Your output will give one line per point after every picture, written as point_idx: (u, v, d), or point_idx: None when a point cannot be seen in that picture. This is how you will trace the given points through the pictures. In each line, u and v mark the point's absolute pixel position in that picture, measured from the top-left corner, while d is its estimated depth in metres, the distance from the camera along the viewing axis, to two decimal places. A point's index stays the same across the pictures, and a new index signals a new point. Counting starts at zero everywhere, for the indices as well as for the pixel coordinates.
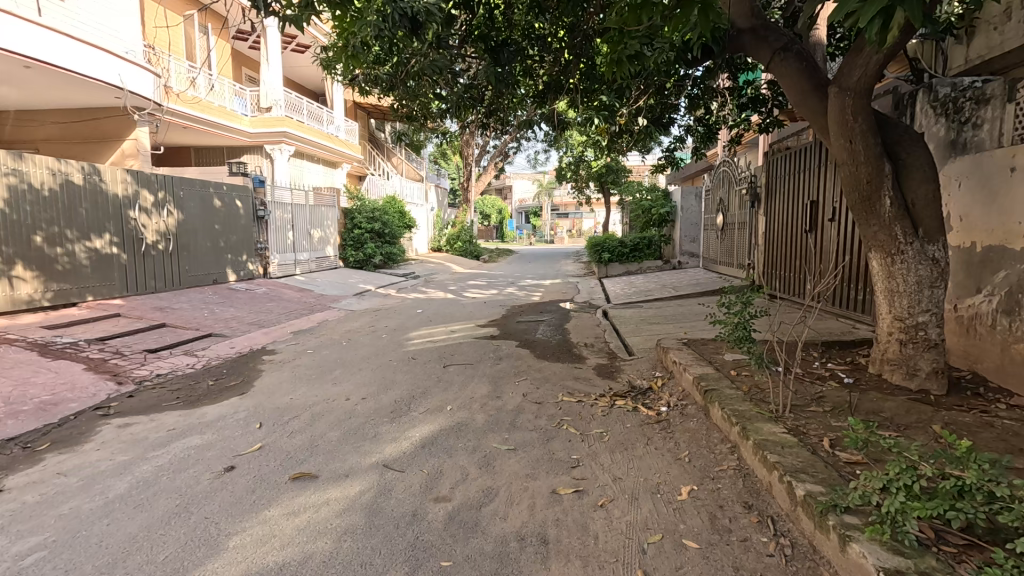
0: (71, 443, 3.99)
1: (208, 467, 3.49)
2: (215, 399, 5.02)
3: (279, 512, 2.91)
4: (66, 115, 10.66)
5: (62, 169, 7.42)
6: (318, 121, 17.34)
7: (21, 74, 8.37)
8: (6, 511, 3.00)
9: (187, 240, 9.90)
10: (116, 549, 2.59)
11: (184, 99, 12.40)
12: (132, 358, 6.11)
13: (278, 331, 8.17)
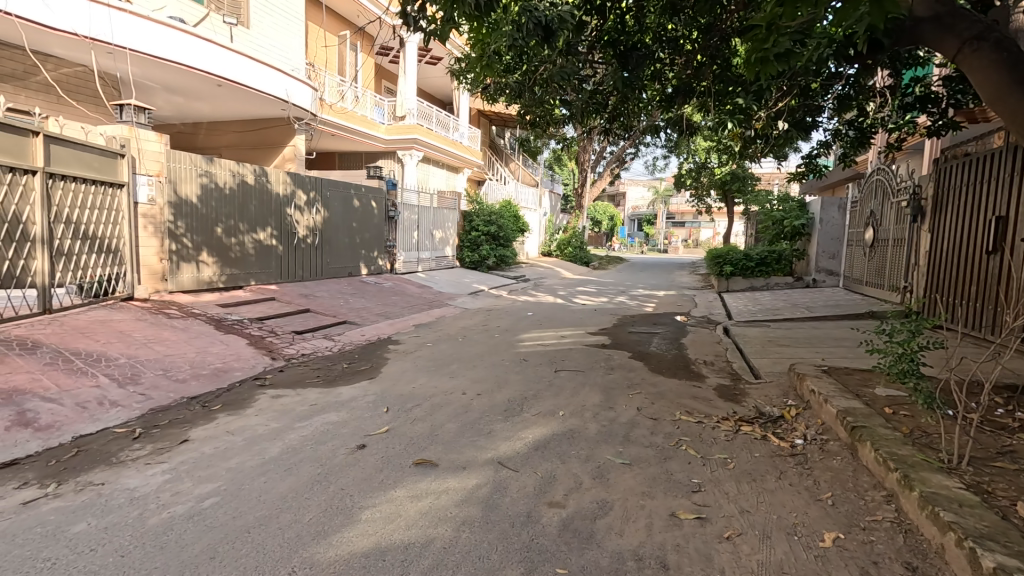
0: (237, 406, 4.64)
1: (344, 443, 3.85)
2: (348, 381, 5.52)
3: (404, 494, 3.11)
4: (243, 125, 12.47)
5: (239, 171, 8.66)
6: (444, 128, 18.43)
7: (214, 91, 9.93)
8: (191, 458, 3.56)
9: (329, 235, 11.05)
10: (271, 505, 2.94)
11: (334, 110, 13.86)
12: (283, 337, 6.95)
13: (401, 323, 8.78)
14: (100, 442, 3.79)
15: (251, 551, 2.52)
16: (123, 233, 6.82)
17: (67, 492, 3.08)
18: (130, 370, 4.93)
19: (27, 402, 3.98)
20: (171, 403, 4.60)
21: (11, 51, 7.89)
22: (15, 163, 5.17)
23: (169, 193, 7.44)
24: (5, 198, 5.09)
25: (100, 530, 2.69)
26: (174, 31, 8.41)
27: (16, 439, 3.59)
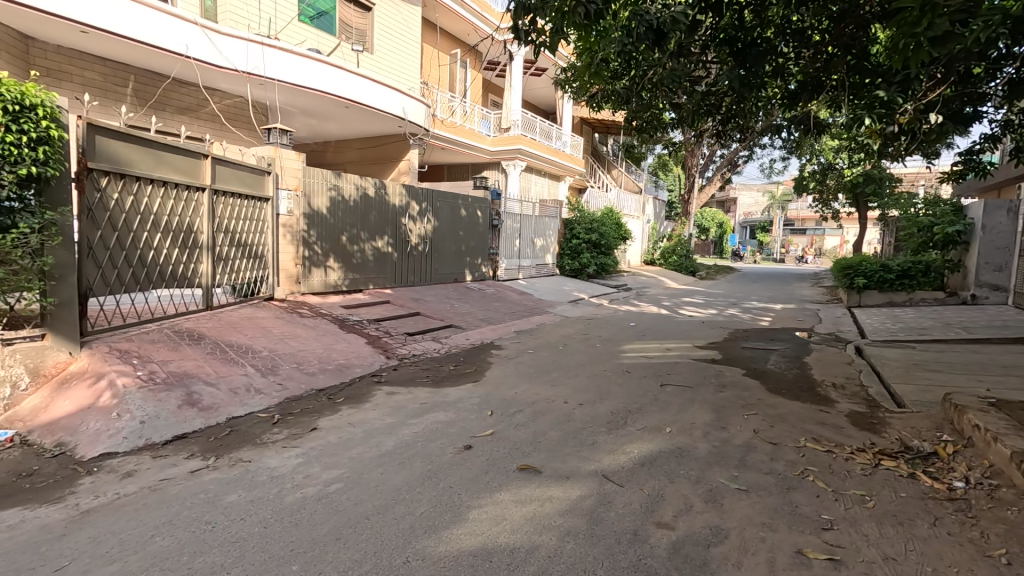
0: (357, 400, 5.04)
1: (452, 442, 4.00)
2: (455, 383, 5.75)
3: (509, 498, 3.16)
4: (365, 142, 13.61)
5: (362, 185, 9.44)
6: (547, 137, 18.65)
7: (342, 112, 10.95)
8: (320, 445, 3.94)
9: (438, 243, 11.65)
10: (388, 495, 3.15)
11: (445, 125, 14.64)
12: (397, 338, 7.44)
13: (503, 328, 8.99)
14: (247, 424, 4.33)
15: (371, 536, 2.72)
16: (266, 240, 7.77)
17: (223, 466, 3.55)
18: (270, 362, 5.57)
19: (194, 384, 4.66)
20: (303, 394, 5.12)
21: (189, 88, 9.39)
22: (191, 183, 6.00)
23: (304, 205, 8.33)
24: (183, 212, 5.97)
25: (248, 502, 3.06)
26: (312, 61, 9.42)
27: (185, 416, 4.22)
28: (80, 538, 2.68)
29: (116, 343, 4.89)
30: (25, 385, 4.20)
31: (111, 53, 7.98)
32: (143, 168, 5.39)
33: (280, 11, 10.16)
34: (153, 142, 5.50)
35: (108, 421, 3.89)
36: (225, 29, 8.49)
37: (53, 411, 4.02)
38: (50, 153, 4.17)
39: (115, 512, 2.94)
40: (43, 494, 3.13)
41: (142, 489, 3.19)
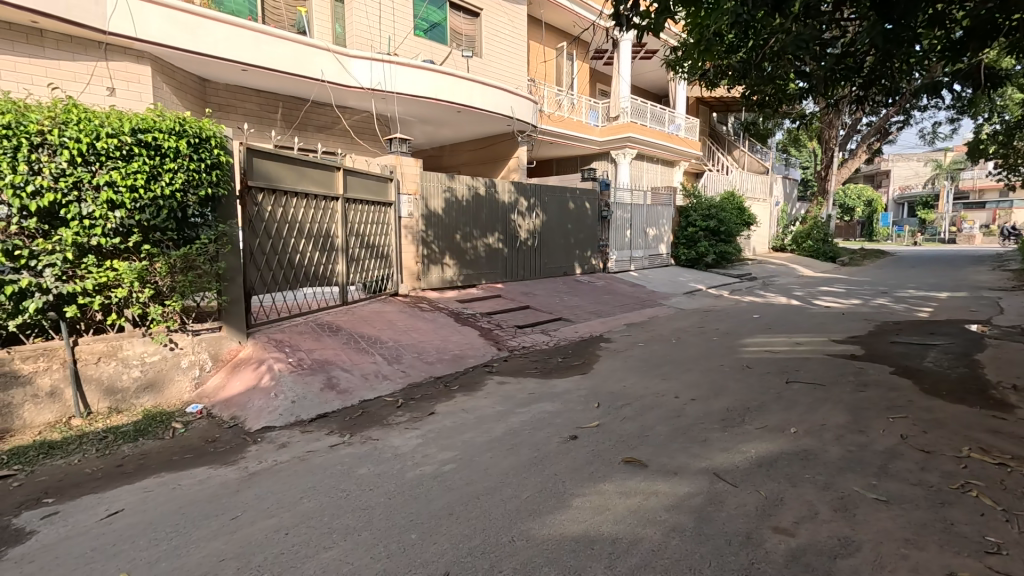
0: (470, 389, 5.35)
1: (558, 432, 4.09)
2: (563, 375, 5.82)
3: (614, 489, 3.16)
4: (477, 143, 14.13)
5: (473, 185, 9.90)
6: (659, 122, 17.84)
7: (454, 117, 11.55)
8: (436, 428, 4.27)
9: (547, 237, 11.78)
10: (496, 478, 3.33)
11: (553, 119, 14.70)
12: (507, 330, 7.71)
13: (613, 321, 8.85)
14: (376, 407, 4.83)
15: (480, 514, 2.90)
16: (390, 240, 8.51)
17: (355, 442, 4.01)
18: (395, 352, 6.12)
19: (333, 370, 5.31)
20: (423, 381, 5.56)
21: (325, 109, 10.56)
22: (327, 193, 6.76)
23: (422, 207, 8.96)
24: (321, 219, 6.76)
25: (375, 474, 3.45)
26: (427, 72, 10.06)
27: (326, 397, 4.83)
28: (248, 495, 3.23)
29: (273, 334, 5.74)
30: (209, 368, 5.11)
31: (264, 85, 9.30)
32: (289, 183, 6.23)
33: (398, 27, 10.97)
34: (297, 160, 6.33)
35: (268, 400, 4.61)
36: (353, 52, 9.42)
37: (229, 389, 4.86)
38: (220, 175, 5.04)
39: (273, 475, 3.50)
40: (222, 457, 3.82)
41: (293, 458, 3.74)
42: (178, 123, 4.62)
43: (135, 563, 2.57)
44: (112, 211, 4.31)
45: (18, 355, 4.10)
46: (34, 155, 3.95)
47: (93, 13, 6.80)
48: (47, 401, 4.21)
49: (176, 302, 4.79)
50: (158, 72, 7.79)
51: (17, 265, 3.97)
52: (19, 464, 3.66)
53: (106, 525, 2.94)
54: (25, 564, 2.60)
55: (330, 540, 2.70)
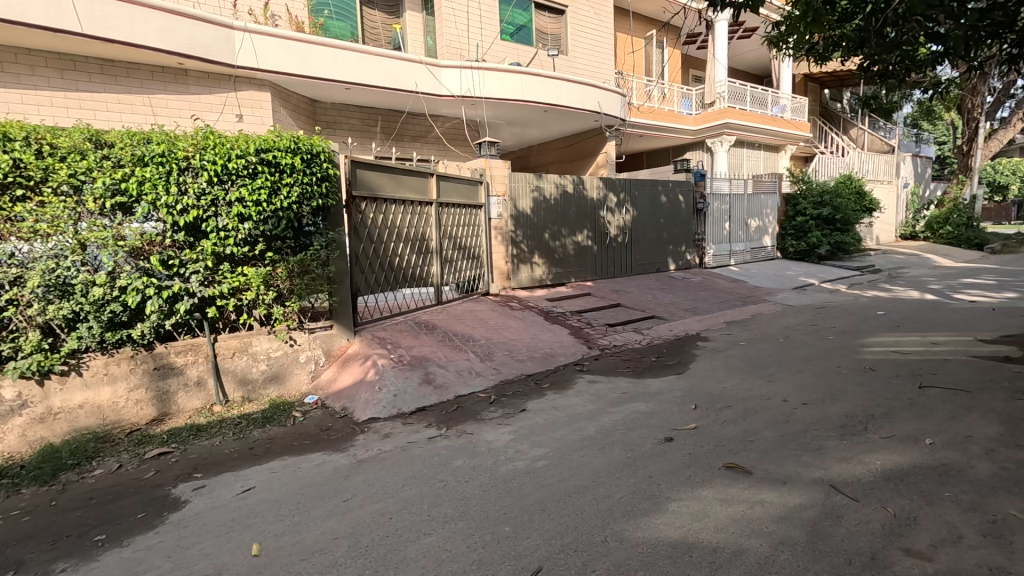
0: (560, 387, 5.35)
1: (653, 433, 3.96)
2: (657, 374, 5.62)
3: (714, 495, 3.00)
4: (564, 141, 14.06)
5: (561, 183, 9.88)
6: (761, 105, 16.58)
7: (541, 117, 11.62)
8: (528, 424, 4.33)
9: (638, 233, 11.43)
10: (587, 476, 3.30)
11: (642, 111, 14.23)
12: (598, 329, 7.59)
13: (712, 319, 8.37)
14: (471, 402, 5.00)
15: (571, 512, 2.90)
16: (480, 242, 8.77)
17: (452, 436, 4.19)
18: (487, 349, 6.29)
19: (430, 366, 5.58)
20: (514, 378, 5.67)
21: (419, 119, 11.11)
22: (422, 199, 7.11)
23: (511, 208, 9.12)
24: (417, 223, 7.13)
25: (470, 467, 3.57)
26: (514, 74, 10.22)
27: (424, 392, 5.09)
28: (357, 480, 3.51)
29: (377, 332, 6.16)
30: (323, 362, 5.60)
31: (365, 101, 10.00)
32: (389, 191, 6.65)
33: (486, 34, 11.28)
34: (395, 168, 6.73)
35: (372, 393, 4.96)
36: (444, 63, 9.84)
37: (339, 383, 5.31)
38: (330, 186, 5.51)
39: (379, 463, 3.76)
40: (334, 444, 4.18)
41: (395, 448, 3.99)
42: (293, 141, 5.11)
43: (264, 534, 2.89)
44: (242, 223, 4.89)
45: (172, 349, 4.77)
46: (181, 178, 4.59)
47: (224, 51, 7.76)
48: (196, 389, 4.88)
49: (295, 302, 5.32)
50: (277, 97, 8.70)
51: (170, 273, 4.65)
52: (176, 442, 4.28)
53: (242, 499, 3.35)
54: (180, 528, 3.04)
55: (429, 526, 2.85)
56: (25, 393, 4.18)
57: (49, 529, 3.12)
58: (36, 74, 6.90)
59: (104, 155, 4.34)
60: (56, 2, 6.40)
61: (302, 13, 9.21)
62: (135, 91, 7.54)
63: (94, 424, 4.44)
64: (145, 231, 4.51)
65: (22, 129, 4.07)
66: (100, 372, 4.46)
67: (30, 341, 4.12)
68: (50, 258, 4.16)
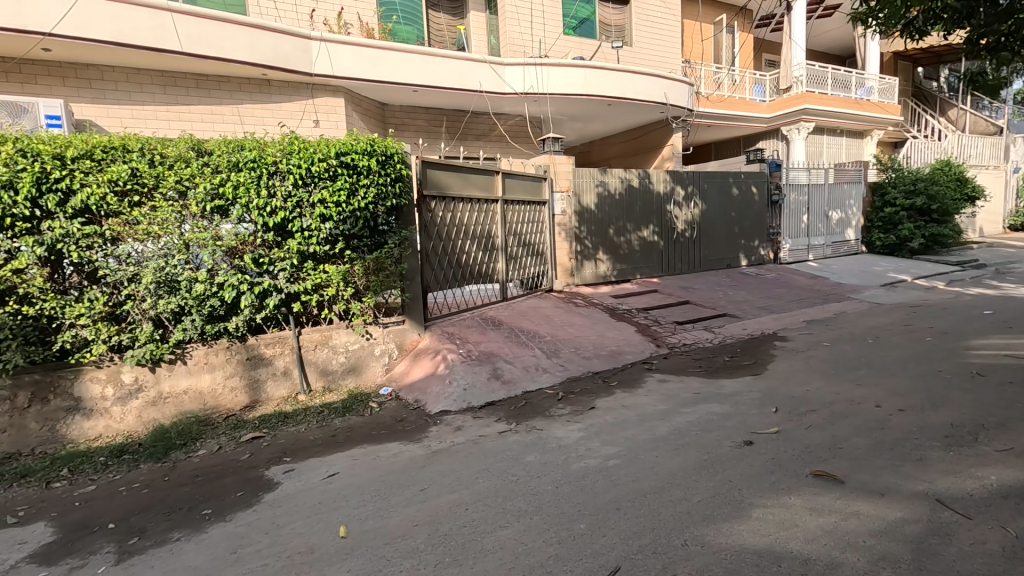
0: (629, 385, 5.26)
1: (731, 436, 3.80)
2: (732, 375, 5.39)
3: (802, 504, 2.84)
4: (627, 134, 13.74)
5: (626, 177, 9.68)
6: (843, 88, 15.43)
7: (605, 110, 11.42)
8: (598, 422, 4.29)
9: (708, 228, 10.99)
10: (663, 478, 3.23)
11: (712, 100, 13.62)
12: (666, 326, 7.38)
13: (790, 317, 7.91)
14: (539, 398, 5.03)
15: (648, 513, 2.85)
16: (544, 238, 8.78)
17: (521, 431, 4.24)
18: (553, 346, 6.29)
19: (497, 362, 5.66)
20: (581, 375, 5.64)
21: (483, 117, 11.26)
22: (488, 197, 7.21)
23: (575, 204, 9.05)
24: (483, 221, 7.24)
25: (542, 463, 3.60)
26: (578, 69, 10.11)
27: (492, 387, 5.18)
28: (433, 470, 3.63)
29: (446, 327, 6.33)
30: (395, 355, 5.85)
31: (432, 102, 10.26)
32: (456, 190, 6.78)
33: (549, 30, 11.24)
34: (462, 167, 6.86)
35: (443, 386, 5.11)
36: (508, 61, 9.91)
37: (411, 376, 5.51)
38: (403, 186, 5.71)
39: (452, 455, 3.87)
40: (409, 435, 4.34)
41: (467, 441, 4.09)
42: (370, 144, 5.34)
43: (350, 518, 3.06)
44: (323, 223, 5.17)
45: (262, 341, 5.13)
46: (271, 182, 4.93)
47: (303, 60, 8.22)
48: (282, 378, 5.23)
49: (371, 298, 5.57)
50: (350, 103, 9.13)
51: (261, 270, 5.01)
52: (267, 428, 4.61)
53: (328, 483, 3.56)
54: (275, 507, 3.28)
55: (505, 519, 2.90)
56: (140, 378, 4.66)
57: (164, 501, 3.46)
58: (144, 91, 7.64)
59: (205, 162, 4.73)
60: (161, 25, 7.04)
61: (372, 20, 9.59)
62: (226, 102, 8.15)
63: (197, 408, 4.88)
64: (239, 232, 4.88)
65: (137, 141, 4.52)
66: (202, 361, 4.88)
67: (145, 332, 4.58)
68: (161, 257, 4.59)
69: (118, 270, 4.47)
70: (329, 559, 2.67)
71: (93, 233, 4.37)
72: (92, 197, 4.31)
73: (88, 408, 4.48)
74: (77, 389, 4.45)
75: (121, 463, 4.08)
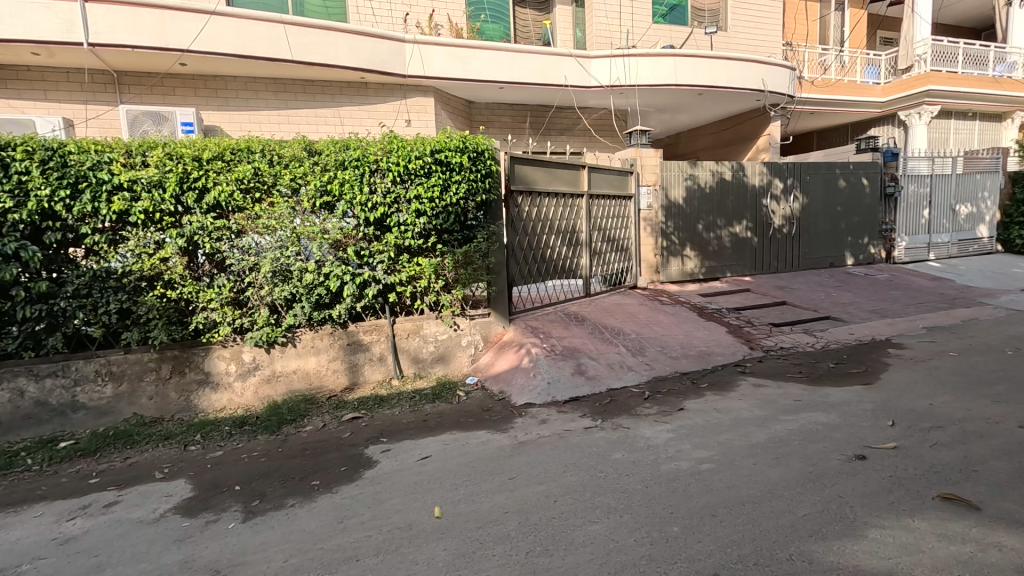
0: (721, 388, 5.02)
1: (840, 449, 3.52)
2: (838, 383, 4.97)
3: (929, 528, 2.57)
4: (720, 124, 13.04)
5: (718, 170, 9.19)
6: (978, 65, 13.60)
7: (696, 100, 10.91)
8: (688, 424, 4.15)
9: (809, 223, 10.17)
10: (762, 487, 3.06)
11: (816, 85, 12.57)
12: (761, 328, 6.94)
13: (906, 323, 7.14)
14: (624, 396, 4.95)
15: (748, 523, 2.71)
16: (629, 234, 8.59)
17: (608, 428, 4.20)
18: (638, 344, 6.15)
19: (581, 357, 5.64)
20: (668, 375, 5.47)
21: (567, 112, 11.20)
22: (573, 191, 7.19)
23: (662, 198, 8.77)
24: (568, 216, 7.22)
25: (630, 461, 3.54)
26: (668, 58, 9.75)
27: (576, 382, 5.17)
28: (520, 461, 3.70)
29: (530, 321, 6.40)
30: (481, 347, 6.01)
31: (517, 98, 10.37)
32: (543, 184, 6.82)
33: (637, 19, 10.92)
34: (549, 162, 6.88)
35: (528, 379, 5.19)
36: (594, 53, 9.76)
37: (496, 367, 5.64)
38: (492, 182, 5.84)
39: (538, 447, 3.92)
40: (496, 425, 4.45)
41: (553, 435, 4.12)
42: (462, 141, 5.53)
43: (444, 500, 3.20)
44: (418, 218, 5.43)
45: (361, 328, 5.48)
46: (372, 179, 5.24)
47: (397, 63, 8.62)
48: (378, 363, 5.56)
49: (459, 290, 5.77)
50: (439, 102, 9.47)
51: (361, 262, 5.36)
52: (365, 409, 4.94)
53: (422, 465, 3.75)
54: (375, 484, 3.51)
55: (594, 514, 2.90)
56: (257, 357, 5.16)
57: (279, 470, 3.83)
58: (259, 97, 8.40)
59: (315, 161, 5.13)
60: (275, 37, 7.68)
61: (461, 20, 9.82)
62: (328, 105, 8.76)
63: (304, 387, 5.33)
64: (343, 226, 5.24)
65: (259, 143, 4.99)
66: (309, 344, 5.31)
67: (262, 316, 5.06)
68: (277, 249, 5.05)
69: (242, 259, 4.98)
70: (426, 537, 2.81)
71: (222, 226, 4.90)
72: (223, 194, 4.84)
73: (216, 382, 5.05)
74: (207, 364, 5.02)
75: (243, 432, 4.56)
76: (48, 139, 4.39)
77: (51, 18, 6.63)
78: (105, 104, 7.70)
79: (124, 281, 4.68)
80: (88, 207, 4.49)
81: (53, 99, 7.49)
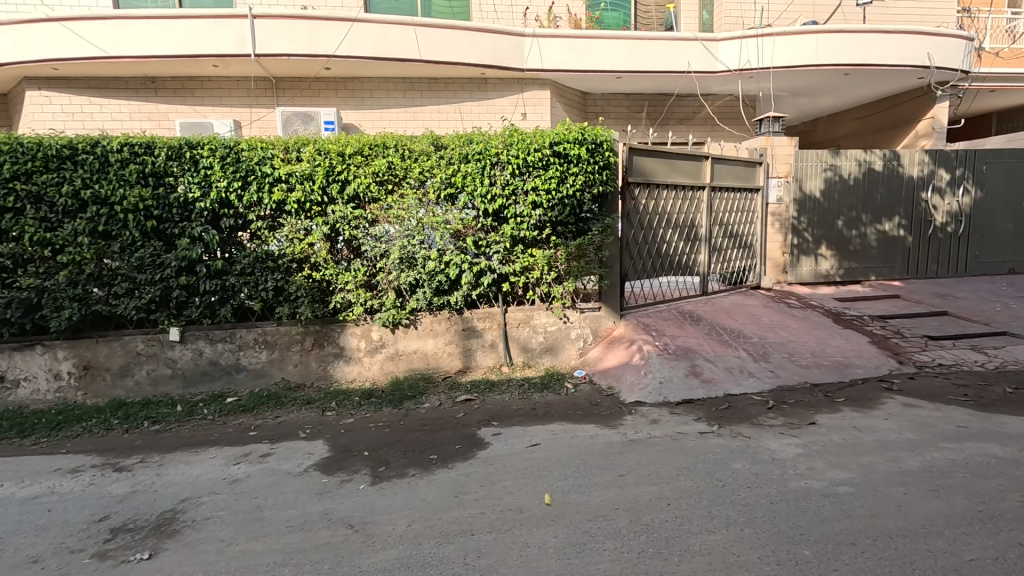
0: (862, 405, 4.48)
1: (1020, 489, 2.97)
2: (1017, 411, 4.20)
3: None
4: (870, 108, 11.50)
5: (867, 159, 8.13)
6: None
7: (842, 81, 9.74)
8: (821, 441, 3.76)
9: (982, 221, 8.63)
10: (916, 521, 2.69)
11: (1001, 57, 10.56)
12: (913, 340, 6.06)
13: None
14: (745, 403, 4.62)
15: (896, 558, 2.41)
16: (754, 229, 7.97)
17: (726, 435, 3.95)
18: (761, 349, 5.70)
19: (697, 358, 5.36)
20: (796, 385, 5.01)
21: (688, 99, 10.63)
22: (695, 183, 6.82)
23: (795, 191, 7.99)
24: (688, 209, 6.88)
25: (752, 473, 3.31)
26: (809, 35, 8.80)
27: (691, 384, 4.93)
28: (630, 459, 3.63)
29: (641, 318, 6.22)
30: (590, 341, 5.97)
31: (635, 88, 10.05)
32: (661, 177, 6.55)
33: None
34: (670, 153, 6.59)
35: (639, 376, 5.05)
36: (723, 36, 9.11)
37: (606, 362, 5.57)
38: (610, 174, 5.74)
39: (649, 447, 3.81)
40: (605, 420, 4.40)
41: (666, 436, 3.98)
42: (581, 133, 5.51)
43: (554, 488, 3.25)
44: (534, 209, 5.52)
45: (476, 315, 5.72)
46: (492, 171, 5.43)
47: (517, 57, 8.79)
48: (490, 349, 5.77)
49: (571, 283, 5.77)
50: (555, 94, 9.50)
51: (479, 251, 5.58)
52: (477, 392, 5.17)
53: (531, 452, 3.83)
54: (488, 465, 3.66)
55: (712, 523, 2.76)
56: (384, 337, 5.61)
57: (401, 441, 4.14)
58: (390, 96, 9.06)
59: (441, 155, 5.42)
60: (407, 40, 8.21)
61: (580, 10, 9.70)
62: (451, 102, 9.18)
63: (422, 367, 5.70)
64: (463, 217, 5.50)
65: (393, 139, 5.39)
66: (429, 328, 5.66)
67: (389, 299, 5.49)
68: (404, 238, 5.44)
69: (374, 246, 5.43)
70: (537, 522, 2.87)
71: (360, 215, 5.38)
72: (361, 186, 5.30)
73: (349, 356, 5.59)
74: (342, 340, 5.57)
75: (370, 404, 5.01)
76: (226, 139, 5.13)
77: (229, 34, 7.72)
78: (265, 107, 8.81)
79: (279, 262, 5.35)
80: (255, 197, 5.18)
81: (227, 104, 8.74)
